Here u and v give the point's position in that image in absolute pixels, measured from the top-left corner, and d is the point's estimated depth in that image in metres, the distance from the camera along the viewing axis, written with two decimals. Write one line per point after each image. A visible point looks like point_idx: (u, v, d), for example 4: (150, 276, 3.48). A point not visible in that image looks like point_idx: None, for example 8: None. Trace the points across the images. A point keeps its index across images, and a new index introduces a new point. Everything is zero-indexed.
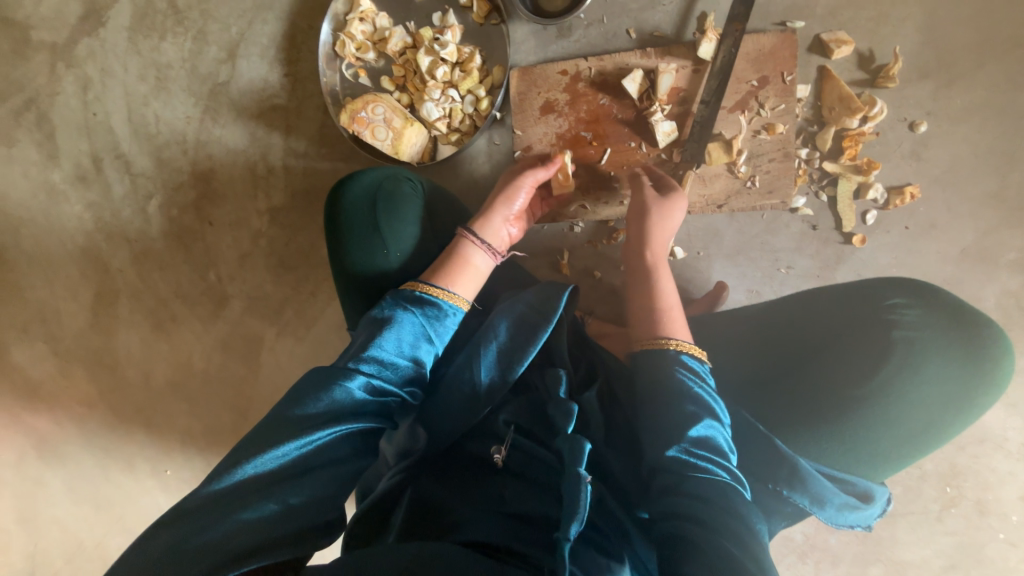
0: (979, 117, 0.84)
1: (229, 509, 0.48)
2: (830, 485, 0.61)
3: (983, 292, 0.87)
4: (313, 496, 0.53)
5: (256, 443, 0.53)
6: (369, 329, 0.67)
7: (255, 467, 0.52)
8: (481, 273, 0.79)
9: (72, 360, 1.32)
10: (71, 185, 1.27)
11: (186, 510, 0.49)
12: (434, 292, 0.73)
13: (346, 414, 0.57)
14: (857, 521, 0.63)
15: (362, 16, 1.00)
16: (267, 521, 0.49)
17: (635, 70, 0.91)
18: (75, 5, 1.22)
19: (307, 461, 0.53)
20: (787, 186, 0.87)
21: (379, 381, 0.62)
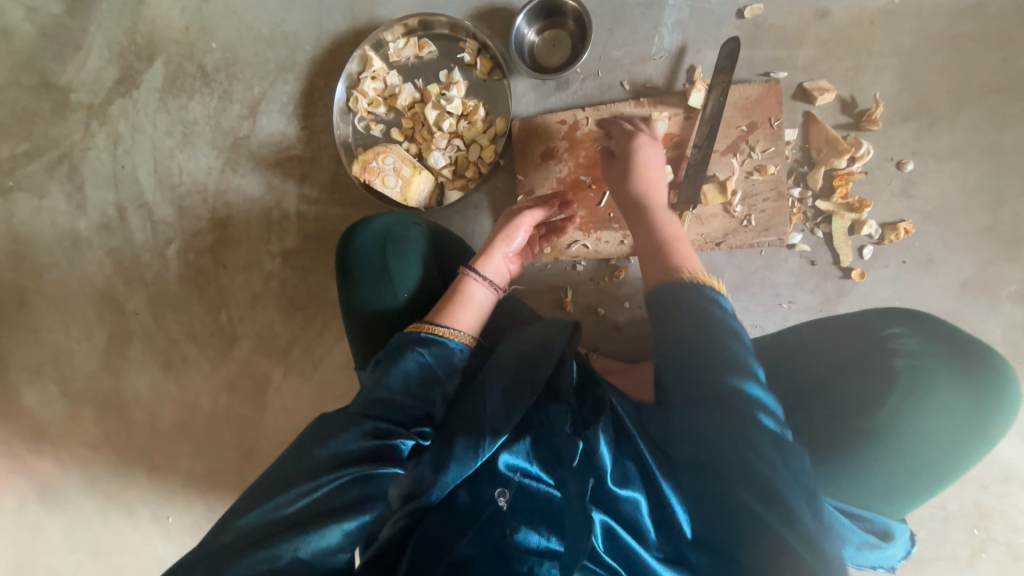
0: (963, 156, 0.87)
1: (245, 551, 0.53)
2: (850, 525, 0.62)
3: (986, 324, 0.87)
4: (321, 541, 0.55)
5: (270, 487, 0.58)
6: (380, 372, 0.70)
7: (268, 512, 0.56)
8: (482, 307, 0.82)
9: (83, 402, 1.33)
10: (96, 232, 1.34)
11: (210, 550, 0.54)
12: (440, 331, 0.75)
13: (351, 460, 0.61)
14: (880, 561, 0.64)
15: (375, 75, 1.08)
16: (276, 564, 0.53)
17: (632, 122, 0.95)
18: (113, 70, 1.33)
19: (315, 507, 0.57)
20: (783, 224, 0.89)
21: (385, 425, 0.65)
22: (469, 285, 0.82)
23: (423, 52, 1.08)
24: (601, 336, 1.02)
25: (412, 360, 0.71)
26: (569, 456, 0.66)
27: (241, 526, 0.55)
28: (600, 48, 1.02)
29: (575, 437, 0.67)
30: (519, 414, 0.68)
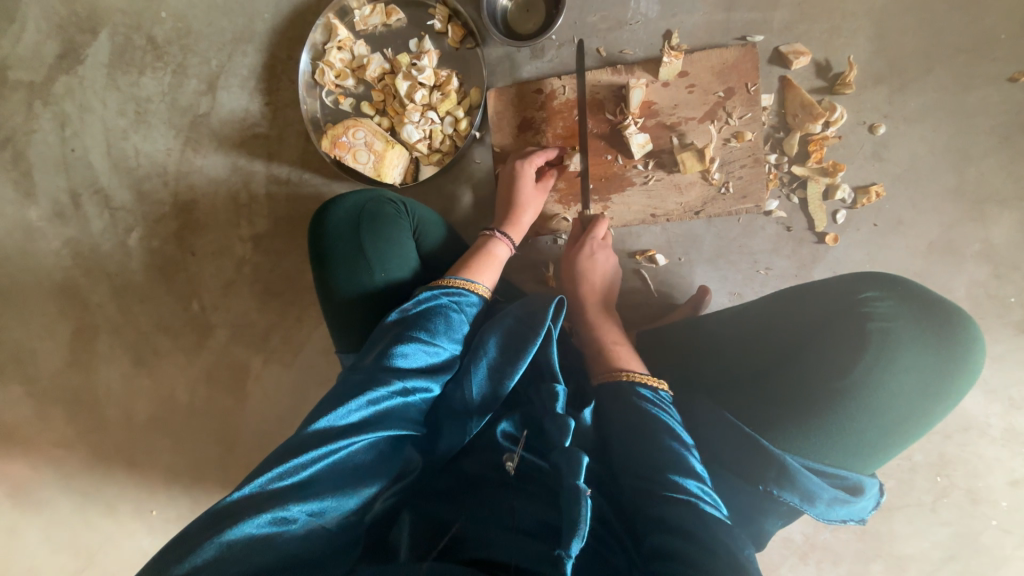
0: (933, 118, 0.89)
1: (243, 518, 0.48)
2: (821, 482, 0.63)
3: (952, 283, 0.90)
4: (335, 507, 0.53)
5: (278, 456, 0.54)
6: (397, 331, 0.70)
7: (275, 479, 0.51)
8: (501, 262, 0.86)
9: (50, 400, 1.28)
10: (49, 221, 1.26)
11: (202, 524, 0.48)
12: (462, 284, 0.78)
13: (369, 423, 0.59)
14: (850, 514, 0.66)
15: (341, 44, 1.02)
16: (278, 537, 0.48)
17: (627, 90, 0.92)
18: (53, 44, 1.23)
19: (327, 476, 0.53)
20: (760, 190, 0.90)
21: (409, 384, 0.65)
22: (493, 249, 0.86)
23: (391, 19, 1.03)
24: None
25: (435, 318, 0.72)
26: (557, 436, 0.63)
27: (246, 493, 0.50)
28: (575, 13, 0.99)
29: (565, 415, 0.66)
30: (505, 391, 0.69)
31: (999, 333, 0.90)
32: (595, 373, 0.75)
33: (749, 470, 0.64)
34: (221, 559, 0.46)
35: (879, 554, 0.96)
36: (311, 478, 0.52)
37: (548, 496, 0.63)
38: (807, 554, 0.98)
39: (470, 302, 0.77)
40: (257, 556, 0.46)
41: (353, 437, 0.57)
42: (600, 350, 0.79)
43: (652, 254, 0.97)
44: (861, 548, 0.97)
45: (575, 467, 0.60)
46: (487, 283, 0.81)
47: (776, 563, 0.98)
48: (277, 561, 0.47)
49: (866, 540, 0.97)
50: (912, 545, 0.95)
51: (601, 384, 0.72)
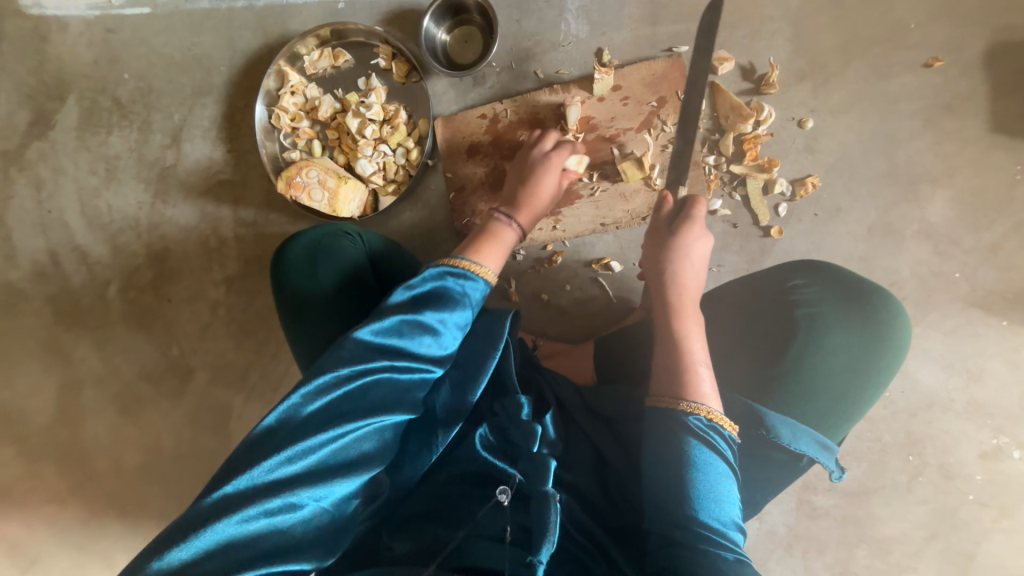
0: (857, 109, 0.92)
1: (237, 513, 0.49)
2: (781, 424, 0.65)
3: (897, 263, 0.92)
4: (328, 495, 0.54)
5: (264, 443, 0.53)
6: (396, 308, 0.64)
7: (270, 471, 0.52)
8: (506, 247, 0.80)
9: (41, 457, 1.29)
10: (30, 281, 1.29)
11: (192, 515, 0.49)
12: (469, 265, 0.72)
13: (363, 411, 0.58)
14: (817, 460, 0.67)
15: (293, 89, 1.07)
16: (276, 525, 0.51)
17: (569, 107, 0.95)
18: (24, 113, 1.29)
19: (322, 468, 0.54)
20: (701, 192, 0.93)
21: (401, 362, 0.62)
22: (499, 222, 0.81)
23: (339, 61, 1.08)
24: (547, 321, 1.03)
25: (437, 299, 0.67)
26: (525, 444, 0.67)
27: (238, 485, 0.50)
28: (511, 40, 1.03)
29: (530, 421, 0.68)
30: (471, 401, 0.70)
31: (948, 308, 0.92)
32: (656, 390, 0.65)
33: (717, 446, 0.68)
34: (220, 549, 0.48)
35: (862, 538, 0.96)
36: (306, 468, 0.53)
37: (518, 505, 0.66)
38: (791, 545, 0.98)
39: (475, 287, 0.70)
40: (252, 544, 0.49)
41: (352, 423, 0.57)
42: (676, 365, 0.67)
43: (607, 262, 1.00)
44: (844, 535, 0.97)
45: (543, 473, 0.64)
46: (492, 266, 0.75)
47: (762, 558, 0.98)
48: (271, 552, 0.50)
49: (847, 525, 0.97)
50: (893, 526, 0.95)
51: (654, 408, 0.63)
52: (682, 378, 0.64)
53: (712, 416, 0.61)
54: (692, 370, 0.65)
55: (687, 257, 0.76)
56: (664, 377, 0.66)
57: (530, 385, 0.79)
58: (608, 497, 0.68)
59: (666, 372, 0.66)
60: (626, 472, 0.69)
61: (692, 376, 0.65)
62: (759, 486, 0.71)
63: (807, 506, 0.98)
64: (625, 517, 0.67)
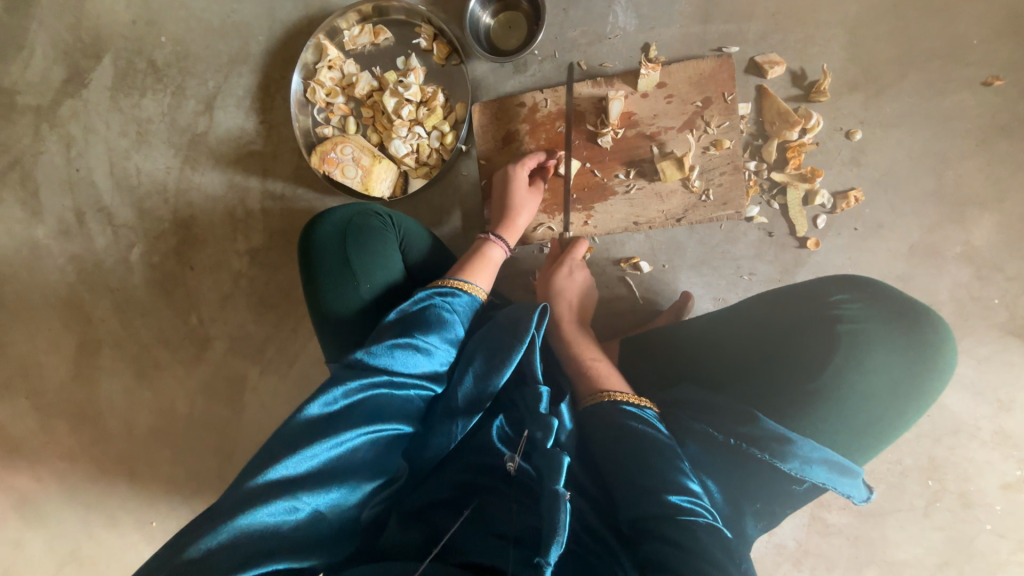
0: (908, 123, 0.90)
1: (256, 506, 0.51)
2: (799, 443, 0.66)
3: (935, 285, 0.90)
4: (336, 496, 0.56)
5: (278, 447, 0.57)
6: (391, 330, 0.71)
7: (286, 468, 0.55)
8: (496, 264, 0.87)
9: (56, 413, 1.31)
10: (55, 239, 1.30)
11: (219, 506, 0.52)
12: (457, 284, 0.79)
13: (369, 417, 0.61)
14: (838, 485, 0.66)
15: (331, 64, 1.06)
16: (288, 523, 0.52)
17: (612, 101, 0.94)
18: (60, 69, 1.29)
19: (330, 468, 0.56)
20: (740, 197, 0.91)
21: (398, 377, 0.67)
22: (488, 243, 0.88)
23: (379, 39, 1.06)
24: None
25: (428, 316, 0.73)
26: (541, 438, 0.65)
27: (255, 482, 0.53)
28: (556, 29, 1.01)
29: (548, 415, 0.68)
30: (492, 390, 0.70)
31: (984, 335, 0.90)
32: (579, 394, 0.75)
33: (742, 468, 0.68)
34: (235, 543, 0.49)
35: (873, 560, 0.95)
36: (314, 469, 0.56)
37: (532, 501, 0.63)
38: (800, 560, 0.97)
39: (462, 302, 0.77)
40: (264, 539, 0.50)
41: (353, 430, 0.59)
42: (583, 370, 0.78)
43: (636, 261, 0.98)
44: (855, 554, 0.96)
45: (555, 471, 0.60)
46: (483, 285, 0.82)
47: (769, 570, 0.97)
48: (283, 546, 0.51)
49: (859, 545, 0.96)
50: (906, 551, 0.94)
51: (586, 408, 0.71)
52: (593, 379, 0.76)
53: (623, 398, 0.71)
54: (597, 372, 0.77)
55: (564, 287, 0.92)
56: (580, 384, 0.76)
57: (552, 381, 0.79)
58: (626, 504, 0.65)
59: (579, 381, 0.77)
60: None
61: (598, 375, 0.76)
62: (778, 500, 0.70)
63: (819, 523, 0.97)
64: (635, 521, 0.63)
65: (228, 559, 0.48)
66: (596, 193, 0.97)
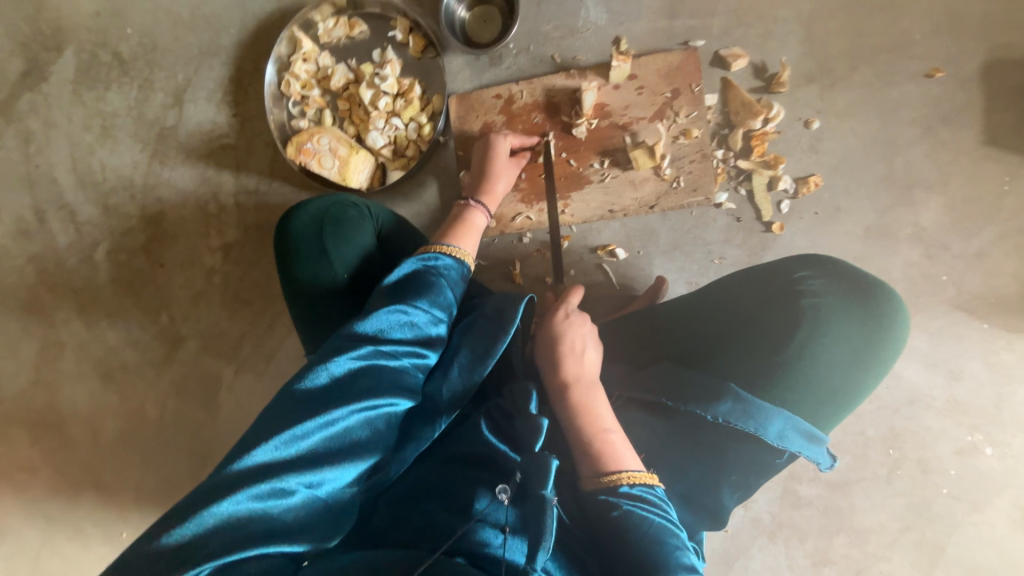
0: (861, 113, 0.96)
1: (245, 489, 0.50)
2: (768, 412, 0.70)
3: (890, 264, 0.96)
4: (330, 477, 0.56)
5: (266, 426, 0.55)
6: (383, 302, 0.71)
7: (275, 449, 0.53)
8: (479, 230, 0.88)
9: (15, 421, 1.24)
10: (12, 238, 1.24)
11: (206, 489, 0.51)
12: (441, 249, 0.79)
13: (362, 395, 0.60)
14: (804, 450, 0.71)
15: (306, 56, 1.06)
16: (279, 505, 0.52)
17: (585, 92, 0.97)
18: (16, 62, 1.24)
19: (325, 449, 0.56)
20: (709, 184, 0.96)
21: (387, 347, 0.66)
22: (472, 211, 0.88)
23: (354, 31, 1.07)
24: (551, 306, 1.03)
25: (418, 289, 0.73)
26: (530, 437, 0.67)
27: (242, 464, 0.52)
28: (530, 23, 1.04)
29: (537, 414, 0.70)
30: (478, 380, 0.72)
31: (935, 309, 0.96)
32: (583, 474, 0.68)
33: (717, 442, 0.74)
34: (225, 527, 0.49)
35: (841, 528, 1.00)
36: (305, 450, 0.55)
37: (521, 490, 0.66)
38: (774, 532, 1.01)
39: (447, 266, 0.77)
40: (256, 521, 0.50)
41: (346, 408, 0.58)
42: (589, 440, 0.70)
43: (612, 249, 1.01)
44: (825, 524, 1.00)
45: (544, 477, 0.63)
46: (467, 248, 0.83)
47: (745, 543, 1.01)
48: (273, 530, 0.50)
49: (828, 515, 1.00)
50: (871, 518, 0.99)
51: (591, 488, 0.66)
52: (602, 453, 0.68)
53: (634, 479, 0.66)
54: (602, 441, 0.69)
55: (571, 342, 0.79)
56: (583, 459, 0.69)
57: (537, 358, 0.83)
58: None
59: (579, 453, 0.69)
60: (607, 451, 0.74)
61: (603, 447, 0.69)
62: (753, 471, 0.74)
63: (791, 495, 1.01)
64: None
65: (221, 541, 0.48)
66: (571, 182, 1.00)
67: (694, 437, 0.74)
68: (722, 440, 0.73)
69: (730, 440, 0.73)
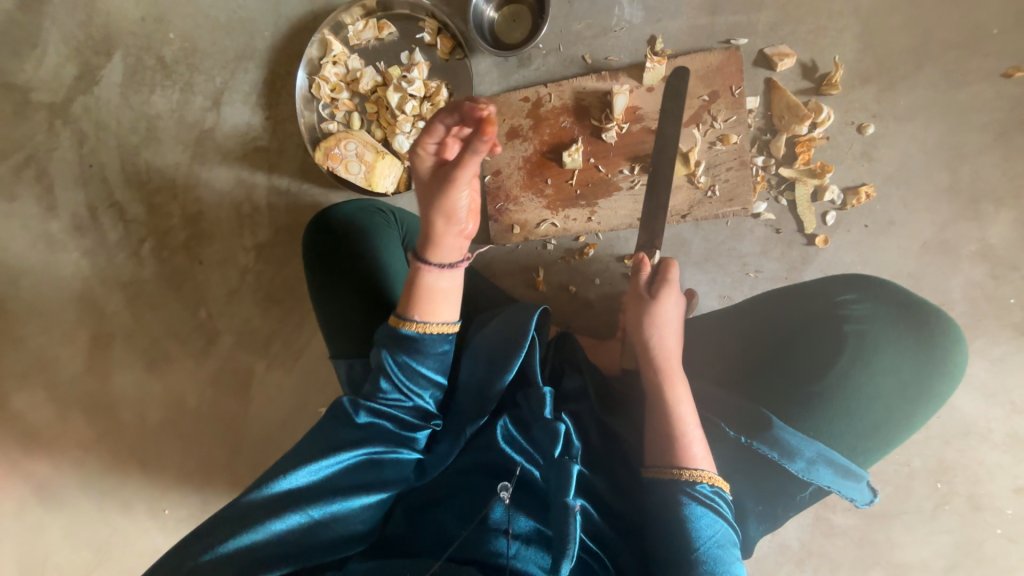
0: (923, 116, 0.87)
1: (264, 518, 0.58)
2: (800, 439, 0.66)
3: (948, 284, 0.88)
4: (340, 507, 0.61)
5: (289, 460, 0.63)
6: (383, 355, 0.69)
7: (292, 481, 0.61)
8: (451, 289, 0.73)
9: (71, 403, 1.34)
10: (68, 233, 1.33)
11: (234, 513, 0.58)
12: (415, 327, 0.69)
13: (370, 437, 0.66)
14: (836, 484, 0.66)
15: (336, 59, 1.05)
16: (297, 531, 0.58)
17: (619, 95, 0.93)
18: (72, 66, 1.31)
19: (337, 480, 0.62)
20: (746, 193, 0.90)
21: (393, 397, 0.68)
22: (421, 273, 0.71)
23: (383, 33, 1.06)
24: (574, 314, 1.01)
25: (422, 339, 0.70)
26: (549, 443, 0.66)
27: (264, 494, 0.59)
28: (560, 22, 1.00)
29: (554, 420, 0.68)
30: (497, 391, 0.71)
31: (998, 334, 0.87)
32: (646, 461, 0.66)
33: (746, 467, 0.69)
34: (247, 550, 0.56)
35: (878, 562, 0.94)
36: (318, 483, 0.61)
37: (538, 501, 0.66)
38: (802, 560, 0.96)
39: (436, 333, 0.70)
40: (278, 544, 0.57)
41: (353, 450, 0.64)
42: (668, 430, 0.67)
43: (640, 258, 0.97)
44: (859, 555, 0.95)
45: (566, 485, 0.62)
46: (448, 320, 0.72)
47: (770, 570, 0.97)
48: (289, 553, 0.57)
49: (863, 546, 0.94)
50: (912, 553, 0.93)
51: (651, 477, 0.64)
52: (673, 445, 0.65)
53: (713, 482, 0.63)
54: (682, 433, 0.66)
55: (662, 324, 0.76)
56: (651, 445, 0.67)
57: (560, 365, 0.82)
58: (630, 503, 0.67)
59: (654, 442, 0.66)
60: (636, 460, 0.70)
61: (683, 440, 0.65)
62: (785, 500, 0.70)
63: (824, 523, 0.96)
64: (632, 514, 0.66)
65: (249, 561, 0.55)
66: (600, 188, 0.96)
67: (722, 462, 0.70)
68: (751, 469, 0.69)
69: (761, 468, 0.69)
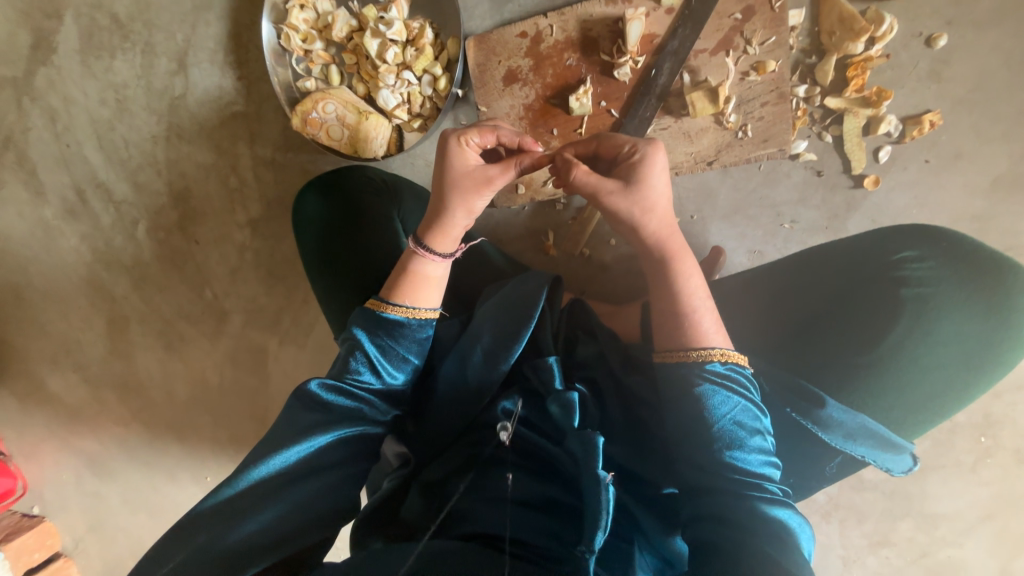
0: (1005, 23, 0.73)
1: (236, 518, 0.49)
2: (839, 411, 0.59)
3: (1018, 224, 0.77)
4: (321, 487, 0.53)
5: (260, 449, 0.54)
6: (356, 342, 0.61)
7: (266, 469, 0.52)
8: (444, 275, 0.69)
9: (102, 385, 1.38)
10: (63, 219, 1.29)
11: (201, 518, 0.49)
12: (398, 311, 0.64)
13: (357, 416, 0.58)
14: (875, 458, 0.60)
15: (302, 2, 0.92)
16: (274, 525, 0.49)
17: (632, 22, 0.78)
18: (25, 34, 1.19)
19: (313, 465, 0.54)
20: (784, 132, 0.77)
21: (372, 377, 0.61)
22: (418, 258, 0.66)
23: None
24: (586, 278, 0.94)
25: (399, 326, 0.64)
26: (567, 417, 0.60)
27: (234, 489, 0.50)
28: None
29: (566, 390, 0.63)
30: (503, 369, 0.66)
31: None
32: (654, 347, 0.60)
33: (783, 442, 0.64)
34: (219, 555, 0.46)
35: (909, 513, 0.92)
36: (296, 467, 0.53)
37: (559, 476, 0.60)
38: (830, 513, 0.94)
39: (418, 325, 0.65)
40: (259, 538, 0.48)
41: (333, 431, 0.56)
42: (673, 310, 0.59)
43: None
44: (889, 508, 0.92)
45: (592, 453, 0.56)
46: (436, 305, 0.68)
47: None
48: (268, 546, 0.48)
49: (894, 500, 0.92)
50: (946, 505, 0.90)
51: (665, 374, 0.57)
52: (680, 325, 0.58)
53: (727, 357, 0.56)
54: (689, 309, 0.58)
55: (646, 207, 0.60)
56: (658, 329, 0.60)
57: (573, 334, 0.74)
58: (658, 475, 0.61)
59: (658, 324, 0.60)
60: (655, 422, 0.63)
61: (691, 317, 0.58)
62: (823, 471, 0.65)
63: (854, 479, 0.93)
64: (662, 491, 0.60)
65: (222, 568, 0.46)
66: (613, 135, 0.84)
67: None
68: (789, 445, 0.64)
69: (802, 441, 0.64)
